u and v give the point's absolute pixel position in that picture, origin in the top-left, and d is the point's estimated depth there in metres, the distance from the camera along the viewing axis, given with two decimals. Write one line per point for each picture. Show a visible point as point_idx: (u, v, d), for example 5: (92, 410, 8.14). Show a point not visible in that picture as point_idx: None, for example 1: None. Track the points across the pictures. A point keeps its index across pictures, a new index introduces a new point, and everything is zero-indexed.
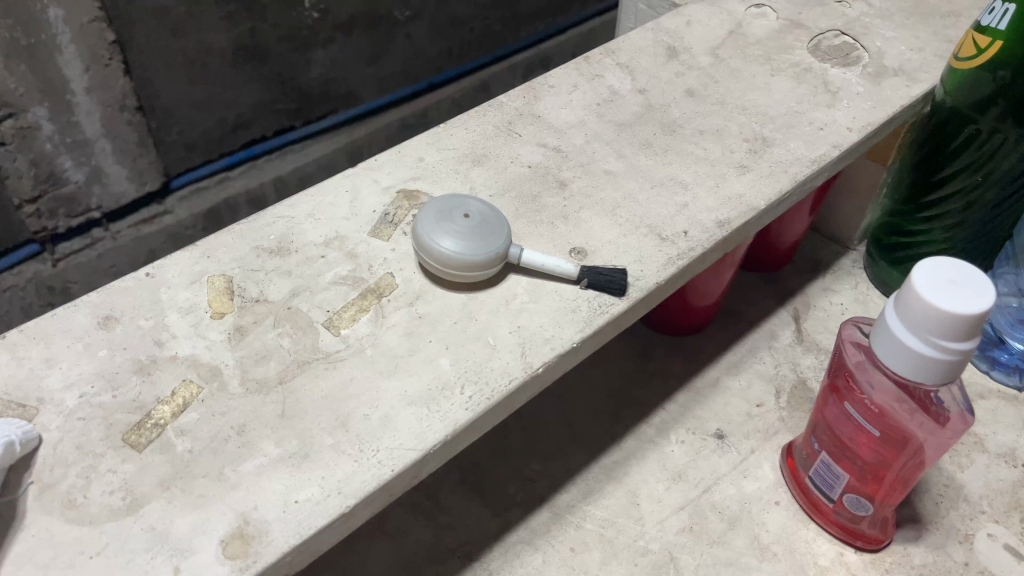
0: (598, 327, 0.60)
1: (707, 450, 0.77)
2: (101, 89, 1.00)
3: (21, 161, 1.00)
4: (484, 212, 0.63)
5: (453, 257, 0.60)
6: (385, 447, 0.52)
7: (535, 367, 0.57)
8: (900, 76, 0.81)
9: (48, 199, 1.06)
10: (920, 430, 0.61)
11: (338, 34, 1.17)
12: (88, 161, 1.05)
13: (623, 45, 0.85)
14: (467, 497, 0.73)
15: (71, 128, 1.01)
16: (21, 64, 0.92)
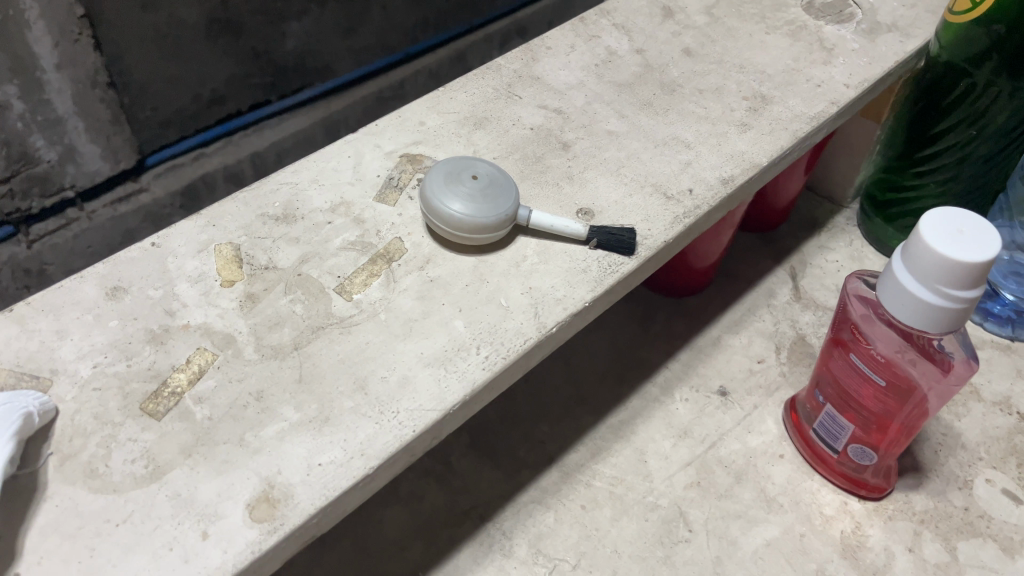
0: (609, 286, 0.60)
1: (711, 407, 0.78)
2: None
3: None
4: (492, 173, 0.63)
5: (462, 220, 0.60)
6: (405, 408, 0.53)
7: (549, 327, 0.58)
8: (894, 32, 0.82)
9: None
10: (923, 378, 0.63)
11: None
12: None
13: (618, 6, 0.85)
14: (476, 460, 0.74)
15: None
16: None
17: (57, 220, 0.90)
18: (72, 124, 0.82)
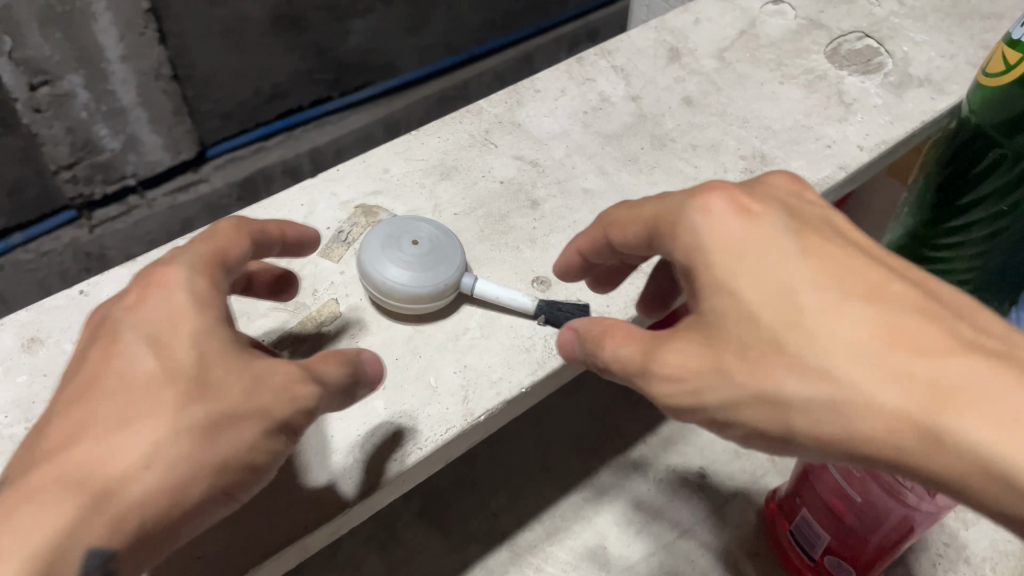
0: (551, 370, 0.55)
1: (687, 491, 0.72)
2: (137, 58, 1.03)
3: (58, 128, 1.05)
4: (433, 235, 0.58)
5: (402, 290, 0.55)
6: (298, 500, 0.49)
7: (476, 414, 0.53)
8: (926, 87, 0.74)
9: (85, 164, 1.13)
10: (920, 508, 0.54)
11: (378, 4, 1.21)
12: (124, 130, 1.12)
13: (622, 45, 0.79)
14: (425, 529, 0.69)
15: (107, 97, 1.06)
16: (58, 31, 0.94)
17: (119, 207, 1.24)
18: (134, 114, 1.10)
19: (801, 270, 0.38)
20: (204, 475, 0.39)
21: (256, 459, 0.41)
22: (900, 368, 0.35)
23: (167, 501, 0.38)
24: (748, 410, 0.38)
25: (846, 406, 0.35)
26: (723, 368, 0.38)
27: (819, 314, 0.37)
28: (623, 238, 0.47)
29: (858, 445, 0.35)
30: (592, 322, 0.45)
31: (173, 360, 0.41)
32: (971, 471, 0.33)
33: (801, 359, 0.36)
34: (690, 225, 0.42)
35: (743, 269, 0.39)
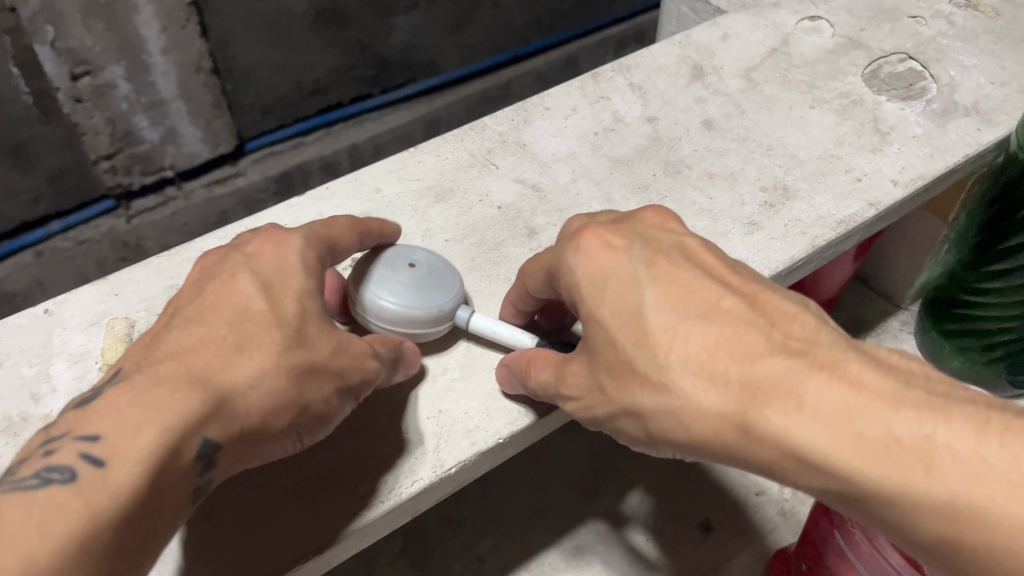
0: (532, 420, 0.50)
1: (690, 542, 0.67)
2: (178, 50, 1.01)
3: (98, 118, 1.03)
4: (432, 261, 0.52)
5: (392, 311, 0.49)
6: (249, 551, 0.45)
7: (446, 467, 0.48)
8: (971, 117, 0.68)
9: (124, 156, 1.11)
10: None
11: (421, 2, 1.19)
12: (163, 121, 1.09)
13: (642, 61, 0.74)
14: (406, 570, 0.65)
15: (149, 88, 1.03)
16: (99, 21, 0.93)
17: (156, 198, 1.20)
18: (174, 106, 1.08)
19: (653, 293, 0.40)
20: (290, 409, 0.39)
21: (329, 411, 0.42)
22: (720, 374, 0.36)
23: (258, 419, 0.38)
24: (628, 419, 0.41)
25: (682, 414, 0.37)
26: (605, 386, 0.41)
27: (658, 332, 0.38)
28: (538, 288, 0.48)
29: (702, 446, 0.37)
30: (519, 354, 0.48)
31: (281, 308, 0.40)
32: (785, 461, 0.35)
33: (648, 377, 0.38)
34: (569, 270, 0.43)
35: (612, 299, 0.41)
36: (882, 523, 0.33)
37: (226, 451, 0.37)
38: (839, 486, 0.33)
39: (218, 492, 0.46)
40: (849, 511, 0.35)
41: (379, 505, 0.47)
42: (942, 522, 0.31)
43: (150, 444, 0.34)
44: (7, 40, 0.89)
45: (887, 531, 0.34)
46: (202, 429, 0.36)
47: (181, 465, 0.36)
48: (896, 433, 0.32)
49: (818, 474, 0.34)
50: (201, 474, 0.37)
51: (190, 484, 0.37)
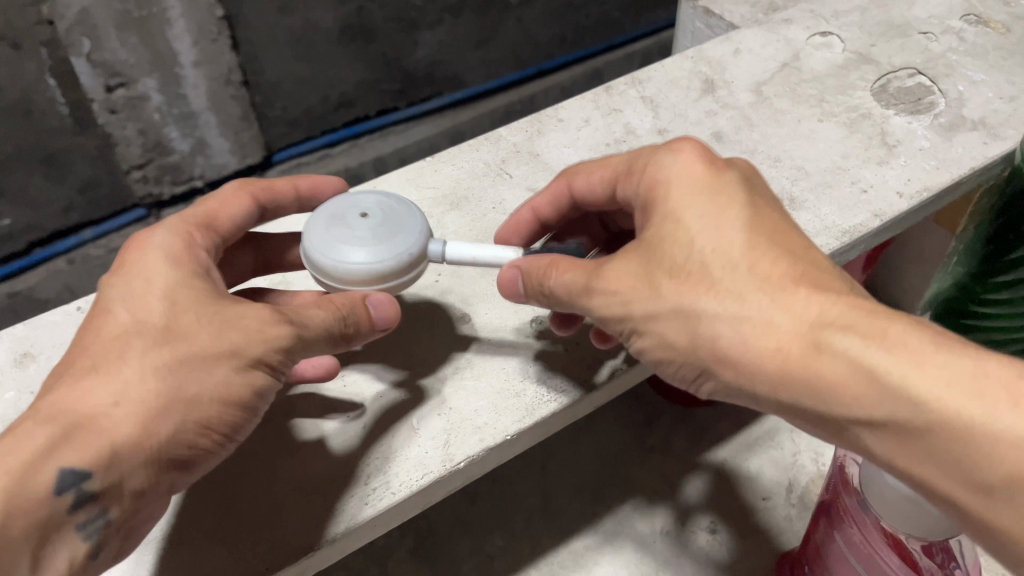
0: (539, 418, 0.52)
1: (697, 545, 0.68)
2: (208, 63, 1.06)
3: (131, 129, 1.08)
4: (382, 203, 0.49)
5: (351, 270, 0.46)
6: (270, 535, 0.47)
7: (423, 480, 0.49)
8: (979, 130, 0.69)
9: (156, 165, 1.15)
10: None
11: (446, 16, 1.22)
12: (194, 132, 1.14)
13: (654, 74, 0.76)
14: (417, 567, 0.67)
15: (179, 100, 1.08)
16: (133, 35, 0.98)
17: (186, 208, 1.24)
18: (204, 118, 1.12)
19: (740, 216, 0.42)
20: (178, 411, 0.39)
21: (235, 396, 0.41)
22: (800, 300, 0.39)
23: (136, 433, 0.38)
24: (665, 325, 0.41)
25: (751, 326, 0.39)
26: (650, 282, 0.41)
27: (741, 250, 0.40)
28: (591, 185, 0.51)
29: (760, 364, 0.39)
30: (534, 259, 0.46)
31: (146, 314, 0.41)
32: (857, 380, 0.37)
33: (720, 284, 0.40)
34: (664, 169, 0.44)
35: (697, 207, 0.42)
36: (936, 453, 0.36)
37: (104, 471, 0.37)
38: (910, 408, 0.36)
39: (210, 492, 0.49)
40: (894, 445, 0.37)
41: (341, 523, 0.48)
42: (1014, 448, 0.34)
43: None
44: (44, 52, 0.96)
45: (934, 468, 0.36)
46: (63, 459, 0.37)
47: (45, 501, 0.36)
48: (983, 370, 0.36)
49: (890, 398, 0.36)
50: (82, 506, 0.37)
51: (71, 516, 0.37)
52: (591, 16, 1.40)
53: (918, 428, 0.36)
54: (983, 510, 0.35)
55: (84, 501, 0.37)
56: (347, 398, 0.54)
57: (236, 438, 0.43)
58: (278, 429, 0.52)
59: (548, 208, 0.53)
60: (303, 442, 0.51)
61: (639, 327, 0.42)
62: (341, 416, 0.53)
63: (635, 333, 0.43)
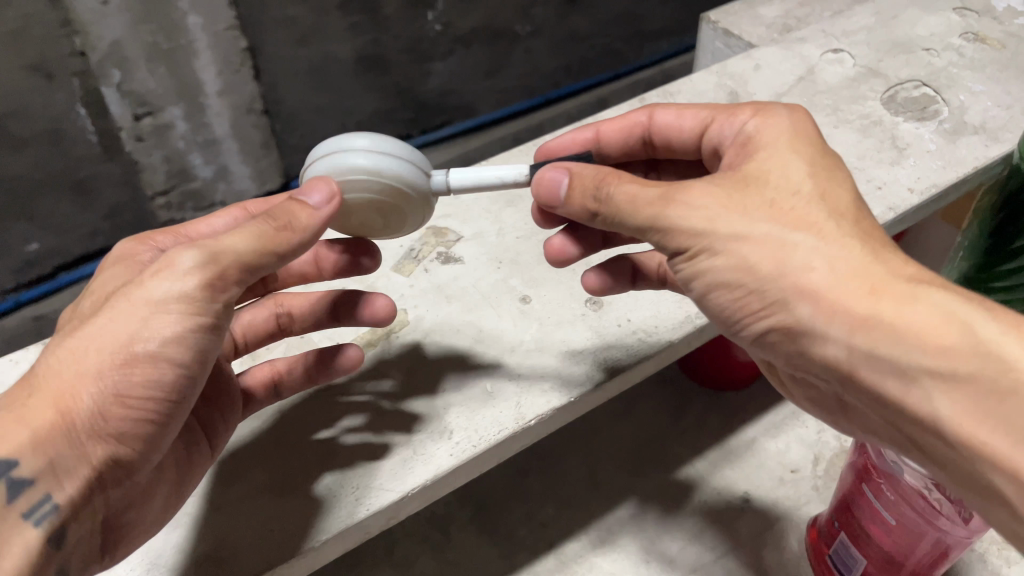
0: (599, 382, 0.59)
1: (731, 513, 0.74)
2: (230, 92, 1.15)
3: (156, 156, 1.17)
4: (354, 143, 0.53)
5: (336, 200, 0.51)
6: (372, 484, 0.54)
7: (451, 463, 0.54)
8: (980, 134, 0.77)
9: (178, 192, 1.24)
10: (953, 532, 0.58)
11: (457, 47, 1.31)
12: (216, 159, 1.22)
13: (684, 87, 0.84)
14: (476, 534, 0.73)
15: (203, 129, 1.17)
16: (162, 66, 1.07)
17: None
18: (226, 145, 1.21)
19: (846, 181, 0.50)
20: (86, 385, 0.42)
21: (130, 357, 0.43)
22: (894, 261, 0.45)
23: (53, 413, 0.42)
24: (748, 247, 0.46)
25: (843, 266, 0.45)
26: (741, 207, 0.47)
27: (846, 206, 0.48)
28: (673, 119, 0.60)
29: (845, 303, 0.44)
30: (592, 172, 0.52)
31: (83, 315, 0.47)
32: (945, 331, 0.41)
33: (823, 228, 0.46)
34: (778, 123, 0.52)
35: (809, 163, 0.50)
36: (1011, 416, 0.39)
37: (31, 457, 0.41)
38: (991, 363, 0.40)
39: (276, 464, 0.55)
40: (962, 404, 0.40)
41: (415, 480, 0.54)
42: None
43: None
44: (77, 82, 1.04)
45: (1001, 434, 0.39)
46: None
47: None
48: None
49: (972, 348, 0.41)
50: (19, 495, 0.41)
51: (12, 506, 0.41)
52: (596, 46, 1.50)
53: (998, 378, 0.40)
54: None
55: (20, 489, 0.41)
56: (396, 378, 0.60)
57: (169, 396, 0.44)
58: (304, 424, 0.57)
59: (616, 134, 0.62)
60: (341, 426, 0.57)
61: (716, 245, 0.47)
62: (371, 412, 0.58)
63: (708, 252, 0.48)
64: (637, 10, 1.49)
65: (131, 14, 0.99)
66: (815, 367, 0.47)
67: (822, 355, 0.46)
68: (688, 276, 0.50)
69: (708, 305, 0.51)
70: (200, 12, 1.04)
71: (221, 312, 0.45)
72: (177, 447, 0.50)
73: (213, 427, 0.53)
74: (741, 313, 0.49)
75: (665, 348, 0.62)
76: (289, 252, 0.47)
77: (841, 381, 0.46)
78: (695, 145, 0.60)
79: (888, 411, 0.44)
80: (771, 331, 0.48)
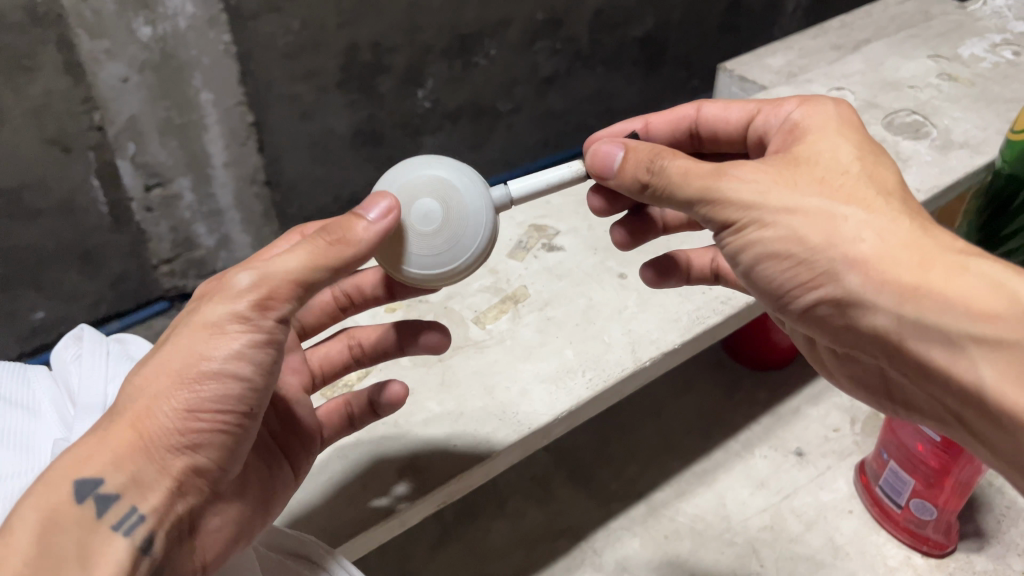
0: (695, 334, 0.72)
1: (788, 464, 0.87)
2: (236, 165, 1.21)
3: (163, 226, 1.23)
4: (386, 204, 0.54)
5: (425, 248, 0.54)
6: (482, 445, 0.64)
7: (543, 421, 0.66)
8: (965, 149, 0.94)
9: (181, 261, 1.31)
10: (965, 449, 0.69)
11: (446, 122, 1.39)
12: (219, 229, 1.29)
13: None
14: (573, 488, 0.85)
15: (208, 199, 1.24)
16: (174, 139, 1.13)
17: None
18: (229, 215, 1.28)
19: (891, 166, 0.53)
20: (160, 405, 0.45)
21: (199, 374, 0.45)
22: (944, 238, 0.48)
23: (136, 431, 0.44)
24: (798, 219, 0.49)
25: (892, 238, 0.47)
26: (792, 182, 0.50)
27: (894, 187, 0.51)
28: (723, 111, 0.64)
29: (892, 272, 0.46)
30: (643, 148, 0.54)
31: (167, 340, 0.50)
32: (992, 299, 0.44)
33: (867, 201, 0.49)
34: (824, 109, 0.56)
35: (856, 147, 0.53)
36: None
37: (113, 473, 0.44)
38: None
39: (375, 462, 0.64)
40: (1002, 367, 0.43)
41: (521, 430, 0.65)
42: None
43: (28, 512, 0.43)
44: (92, 154, 1.09)
45: None
46: (80, 472, 0.44)
47: (72, 509, 0.43)
48: None
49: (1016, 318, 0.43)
50: (107, 509, 0.44)
51: (103, 520, 0.43)
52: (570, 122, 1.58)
53: None
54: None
55: (108, 504, 0.44)
56: (485, 373, 0.70)
57: (236, 408, 0.47)
58: (399, 433, 0.66)
59: (665, 127, 0.66)
60: (429, 434, 0.66)
61: (765, 217, 0.49)
62: (449, 416, 0.67)
63: (757, 224, 0.50)
64: (608, 89, 1.58)
65: (148, 91, 1.06)
66: (862, 340, 0.50)
67: (870, 326, 0.48)
68: (737, 250, 0.52)
69: (757, 277, 0.53)
70: (212, 89, 1.11)
71: (277, 326, 0.47)
72: (257, 464, 0.55)
73: (297, 456, 0.59)
74: (792, 285, 0.51)
75: (744, 307, 0.74)
76: (341, 266, 0.48)
77: (887, 351, 0.49)
78: (740, 135, 0.63)
79: (936, 382, 0.47)
80: (820, 304, 0.51)
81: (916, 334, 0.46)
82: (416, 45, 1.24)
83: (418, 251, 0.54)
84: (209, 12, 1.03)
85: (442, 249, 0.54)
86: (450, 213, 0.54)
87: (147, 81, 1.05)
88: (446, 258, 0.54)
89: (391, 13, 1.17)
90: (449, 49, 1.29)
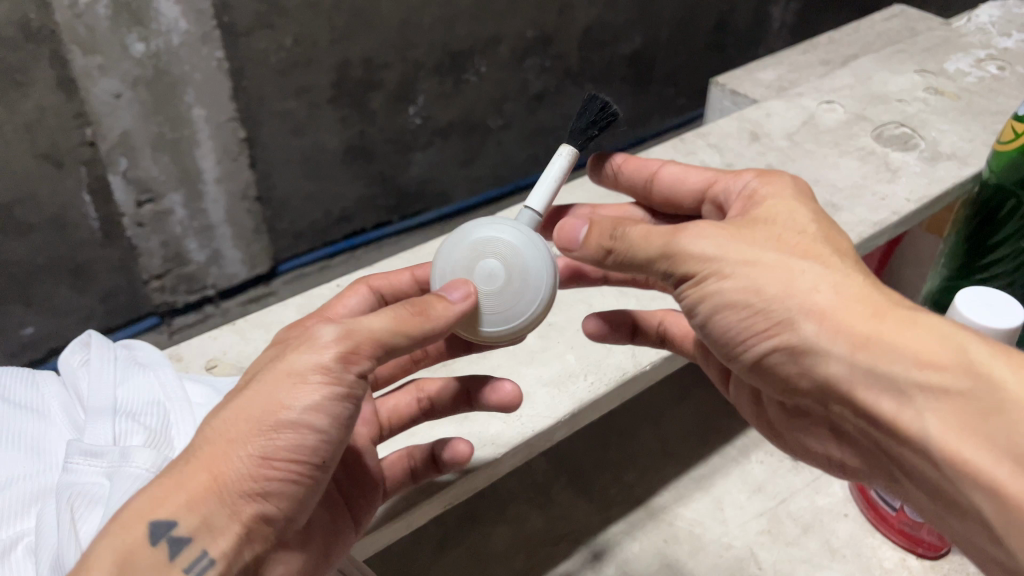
0: None
1: (783, 468, 0.88)
2: (228, 180, 1.26)
3: (155, 241, 1.27)
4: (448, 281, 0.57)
5: (498, 302, 0.56)
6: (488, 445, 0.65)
7: (547, 423, 0.67)
8: (952, 159, 0.97)
9: (172, 276, 1.34)
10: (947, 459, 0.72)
11: (437, 138, 1.44)
12: (210, 245, 1.33)
13: (713, 129, 1.03)
14: (573, 494, 0.86)
15: (200, 215, 1.28)
16: (166, 155, 1.17)
17: (197, 314, 1.43)
18: (220, 231, 1.32)
19: (846, 236, 0.52)
20: (238, 451, 0.46)
21: (277, 423, 0.46)
22: (894, 295, 0.48)
23: (212, 474, 0.45)
24: (756, 271, 0.48)
25: (847, 291, 0.47)
26: (749, 237, 0.50)
27: (848, 249, 0.51)
28: (680, 175, 0.65)
29: (847, 321, 0.46)
30: (607, 218, 0.54)
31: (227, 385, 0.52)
32: (941, 350, 0.44)
33: (822, 257, 0.49)
34: (780, 181, 0.56)
35: (813, 211, 0.53)
36: (991, 432, 0.41)
37: (187, 517, 0.44)
38: (979, 382, 0.42)
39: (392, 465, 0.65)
40: (949, 418, 0.43)
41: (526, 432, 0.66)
42: None
43: (103, 553, 0.44)
44: (83, 168, 1.15)
45: (988, 452, 0.41)
46: (156, 514, 0.44)
47: (146, 552, 0.44)
48: None
49: (968, 373, 0.43)
50: (179, 552, 0.44)
51: (175, 563, 0.44)
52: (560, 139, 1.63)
53: (993, 396, 0.42)
54: (1006, 481, 0.40)
55: (180, 547, 0.44)
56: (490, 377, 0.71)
57: (310, 459, 0.48)
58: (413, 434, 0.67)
59: (628, 174, 0.67)
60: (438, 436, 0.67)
61: (723, 269, 0.49)
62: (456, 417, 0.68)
63: (716, 275, 0.49)
64: None
65: (141, 107, 1.11)
66: (811, 387, 0.49)
67: (823, 374, 0.47)
68: (692, 303, 0.52)
69: (712, 329, 0.52)
70: (205, 105, 1.16)
71: (357, 381, 0.49)
72: (322, 516, 0.57)
73: (358, 506, 0.59)
74: (746, 335, 0.50)
75: None
76: (420, 336, 0.50)
77: (837, 400, 0.48)
78: (694, 201, 0.64)
79: (886, 432, 0.46)
80: (771, 353, 0.50)
81: (874, 386, 0.45)
82: (408, 61, 1.30)
83: (495, 309, 0.56)
84: (202, 28, 1.09)
85: (515, 296, 0.56)
86: (511, 274, 0.56)
87: (140, 96, 1.09)
88: (525, 306, 0.56)
89: (384, 30, 1.24)
90: (441, 65, 1.34)
